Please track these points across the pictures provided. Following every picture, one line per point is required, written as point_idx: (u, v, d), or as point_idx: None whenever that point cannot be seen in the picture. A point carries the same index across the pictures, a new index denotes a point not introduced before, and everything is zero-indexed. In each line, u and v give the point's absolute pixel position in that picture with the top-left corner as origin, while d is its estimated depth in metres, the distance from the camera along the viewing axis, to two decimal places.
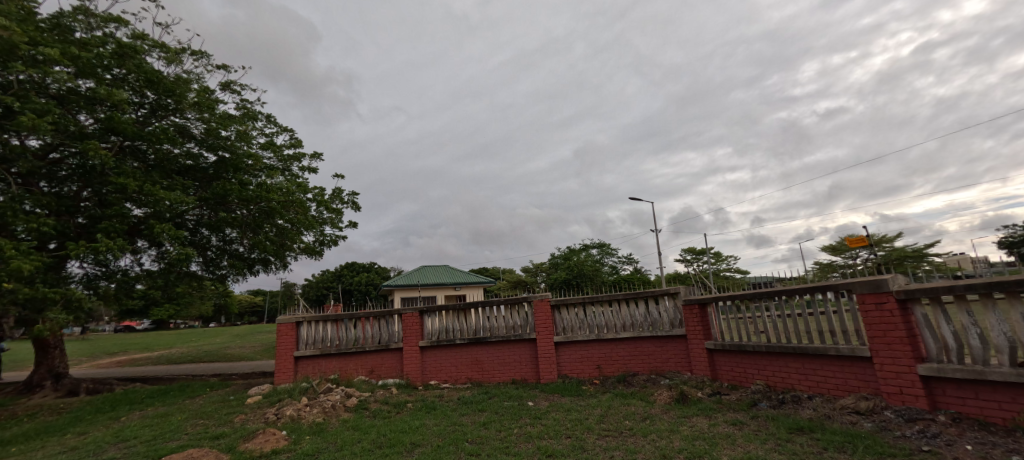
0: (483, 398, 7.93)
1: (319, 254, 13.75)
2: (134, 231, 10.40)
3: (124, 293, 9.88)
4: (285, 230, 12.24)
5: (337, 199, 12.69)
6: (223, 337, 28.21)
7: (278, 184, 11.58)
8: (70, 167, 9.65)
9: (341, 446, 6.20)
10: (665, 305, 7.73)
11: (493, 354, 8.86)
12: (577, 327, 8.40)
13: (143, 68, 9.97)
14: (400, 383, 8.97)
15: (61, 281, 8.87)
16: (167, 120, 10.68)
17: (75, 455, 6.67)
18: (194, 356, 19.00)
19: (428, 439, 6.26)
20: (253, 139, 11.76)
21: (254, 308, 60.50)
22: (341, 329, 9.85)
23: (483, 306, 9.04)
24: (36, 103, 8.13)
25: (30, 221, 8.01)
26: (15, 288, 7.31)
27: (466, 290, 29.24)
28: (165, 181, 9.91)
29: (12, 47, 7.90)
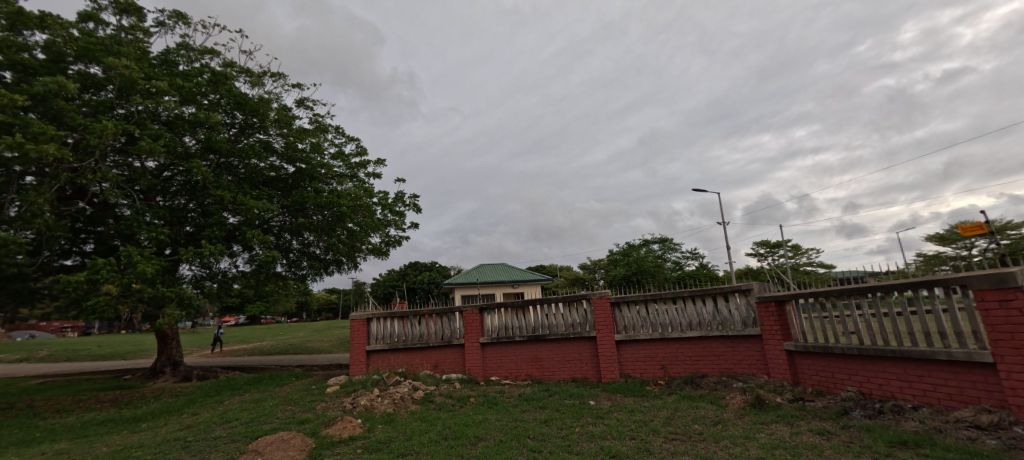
0: (544, 395, 7.84)
1: (385, 254, 14.27)
2: (230, 236, 11.29)
3: (224, 292, 10.82)
4: (355, 233, 12.83)
5: (400, 203, 13.08)
6: (305, 332, 30.37)
7: (347, 190, 12.19)
8: (180, 183, 10.68)
9: (410, 435, 6.35)
10: (736, 302, 7.21)
11: (553, 352, 8.74)
12: (639, 326, 8.06)
13: (232, 92, 10.86)
14: (463, 379, 9.11)
15: (174, 281, 9.82)
16: (253, 137, 11.53)
17: (176, 441, 7.16)
18: (283, 349, 20.49)
19: (490, 433, 6.25)
20: (325, 150, 12.45)
21: (328, 305, 64.20)
22: (406, 326, 10.14)
23: (542, 304, 8.95)
24: (152, 130, 8.98)
25: (150, 230, 8.96)
26: (142, 288, 8.23)
27: (523, 288, 29.29)
28: (254, 192, 10.70)
29: (132, 82, 8.89)
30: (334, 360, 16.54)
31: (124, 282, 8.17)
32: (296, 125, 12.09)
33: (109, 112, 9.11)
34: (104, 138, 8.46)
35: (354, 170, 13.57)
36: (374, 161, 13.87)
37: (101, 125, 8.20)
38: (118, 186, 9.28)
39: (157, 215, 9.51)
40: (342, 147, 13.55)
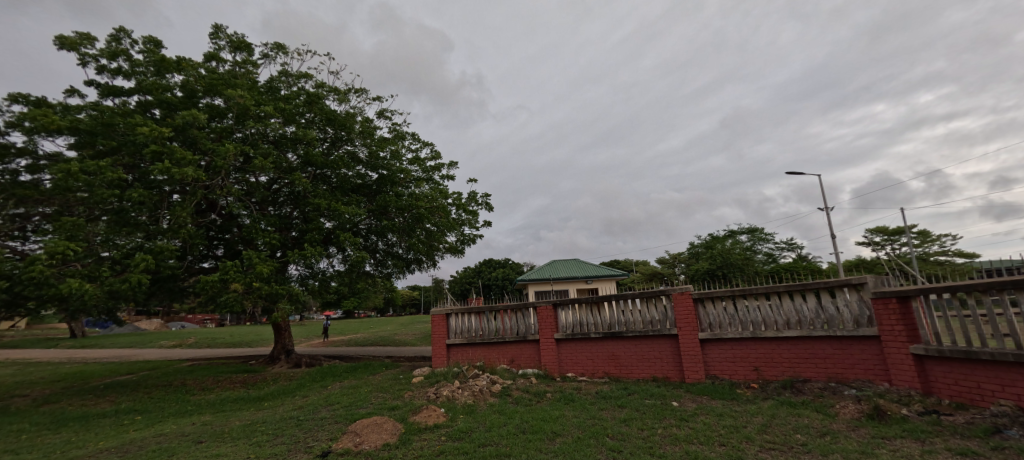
0: (623, 394, 7.51)
1: (461, 253, 14.54)
2: (328, 240, 12.60)
3: (324, 289, 12.19)
4: (433, 234, 13.57)
5: (473, 202, 13.23)
6: (392, 325, 32.42)
7: (425, 193, 13.05)
8: (286, 194, 12.30)
9: (489, 427, 6.44)
10: (844, 298, 6.40)
11: (632, 350, 8.35)
12: (727, 324, 7.44)
13: (323, 110, 12.34)
14: (539, 374, 9.03)
15: (285, 279, 11.34)
16: (343, 149, 12.83)
17: (320, 406, 10.09)
18: (375, 340, 21.78)
19: (568, 430, 6.08)
20: (405, 156, 13.36)
21: (411, 301, 67.51)
22: (483, 321, 10.25)
23: (617, 299, 8.58)
24: (262, 148, 10.93)
25: (265, 237, 10.69)
26: (262, 286, 10.04)
27: (598, 283, 28.71)
28: (345, 198, 11.97)
29: (246, 109, 11.06)
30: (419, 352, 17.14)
31: (246, 282, 10.01)
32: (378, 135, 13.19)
33: (230, 137, 11.22)
34: (227, 158, 10.61)
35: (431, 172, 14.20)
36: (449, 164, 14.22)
37: (224, 147, 10.27)
38: (239, 199, 11.24)
39: (270, 223, 11.26)
40: (418, 152, 14.07)
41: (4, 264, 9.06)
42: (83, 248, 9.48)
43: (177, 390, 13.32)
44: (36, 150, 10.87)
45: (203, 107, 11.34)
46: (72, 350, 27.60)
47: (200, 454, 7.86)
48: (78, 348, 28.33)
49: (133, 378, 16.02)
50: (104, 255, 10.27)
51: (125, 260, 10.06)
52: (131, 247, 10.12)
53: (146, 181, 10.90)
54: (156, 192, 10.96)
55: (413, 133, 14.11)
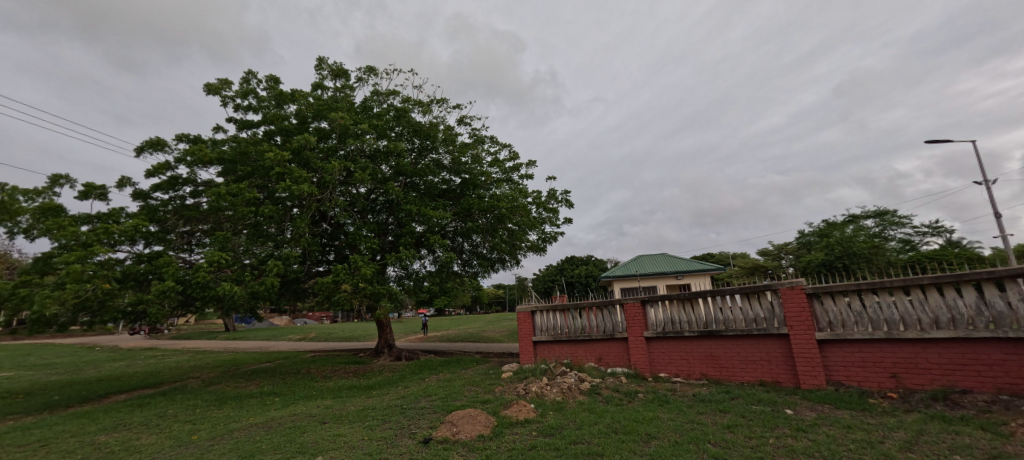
0: (725, 398, 6.93)
1: (544, 251, 14.38)
2: (419, 242, 14.34)
3: (418, 289, 13.74)
4: (515, 232, 14.39)
5: (553, 200, 13.00)
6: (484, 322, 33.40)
7: (505, 193, 13.89)
8: (382, 203, 13.81)
9: (580, 425, 6.71)
10: (1013, 292, 5.40)
11: (734, 351, 7.59)
12: (852, 322, 6.46)
13: (410, 123, 13.95)
14: (629, 374, 8.63)
15: (384, 278, 13.21)
16: (429, 157, 14.29)
17: (415, 399, 11.44)
18: (467, 336, 22.17)
19: (664, 433, 6.07)
20: (484, 160, 14.43)
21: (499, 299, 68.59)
22: (568, 318, 10.02)
23: (714, 295, 7.84)
24: (361, 163, 12.67)
25: (367, 242, 12.53)
26: (367, 286, 11.94)
27: (690, 279, 27.05)
28: (431, 204, 13.49)
29: (347, 129, 12.88)
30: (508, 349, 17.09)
31: (354, 282, 12.00)
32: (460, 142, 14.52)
33: (336, 154, 13.00)
34: (333, 174, 12.33)
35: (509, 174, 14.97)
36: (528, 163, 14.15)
37: (331, 165, 12.03)
38: (345, 209, 12.98)
39: (370, 229, 13.11)
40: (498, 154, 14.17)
41: (179, 270, 10.84)
42: (230, 257, 11.15)
43: (303, 379, 15.03)
44: (194, 179, 12.77)
45: (313, 131, 13.31)
46: (221, 341, 32.28)
47: (326, 432, 9.27)
48: (227, 339, 33.06)
49: (269, 365, 18.38)
50: (245, 262, 11.81)
51: (261, 266, 11.79)
52: (264, 255, 11.84)
53: (273, 197, 12.36)
54: (281, 206, 12.36)
55: (492, 135, 14.35)
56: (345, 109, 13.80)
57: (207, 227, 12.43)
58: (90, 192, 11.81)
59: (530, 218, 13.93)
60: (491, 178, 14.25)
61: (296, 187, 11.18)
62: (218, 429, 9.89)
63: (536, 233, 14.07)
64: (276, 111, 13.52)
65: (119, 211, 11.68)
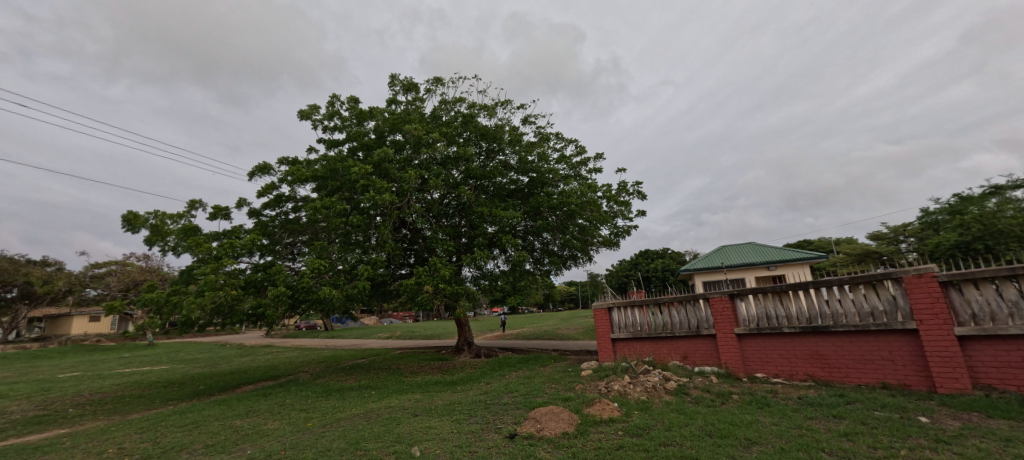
0: (838, 402, 6.17)
1: (616, 246, 13.83)
2: (491, 243, 14.59)
3: (493, 288, 13.90)
4: (586, 228, 14.02)
5: (624, 192, 12.43)
6: (559, 319, 32.99)
7: (574, 189, 13.50)
8: (454, 206, 14.22)
9: (669, 426, 6.40)
10: None
11: (845, 349, 6.72)
12: (1008, 315, 5.52)
13: (477, 127, 14.11)
14: (720, 373, 8.06)
15: (461, 279, 13.58)
16: (496, 159, 14.45)
17: (497, 395, 11.49)
18: (542, 332, 21.87)
19: (766, 438, 5.57)
20: (551, 157, 14.22)
21: (572, 295, 67.50)
22: (648, 314, 9.64)
23: (818, 287, 7.01)
24: (433, 170, 13.09)
25: (443, 245, 12.95)
26: (446, 287, 12.36)
27: (783, 271, 24.86)
28: (501, 205, 13.69)
29: (419, 140, 13.25)
30: (584, 345, 16.61)
31: (434, 283, 12.33)
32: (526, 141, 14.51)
33: (411, 164, 13.42)
34: (410, 182, 12.76)
35: (577, 169, 14.61)
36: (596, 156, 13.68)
37: (407, 174, 12.48)
38: (422, 215, 13.37)
39: (445, 233, 13.51)
40: (564, 150, 13.95)
41: (286, 277, 11.72)
42: (328, 263, 11.93)
43: (394, 374, 15.69)
44: (295, 196, 13.80)
45: (390, 144, 13.83)
46: (320, 340, 34.92)
47: (417, 424, 9.58)
48: (325, 338, 35.79)
49: (364, 361, 19.48)
50: (339, 267, 12.51)
51: (352, 271, 12.38)
52: (354, 261, 12.43)
53: (360, 208, 13.02)
54: (366, 216, 13.00)
55: (557, 132, 14.09)
56: (417, 121, 14.22)
57: (307, 239, 13.54)
58: (218, 212, 13.13)
59: (601, 213, 13.54)
60: (558, 174, 13.95)
61: (380, 197, 11.72)
62: (328, 418, 10.60)
63: (608, 228, 13.59)
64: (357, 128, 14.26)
65: (240, 228, 12.86)
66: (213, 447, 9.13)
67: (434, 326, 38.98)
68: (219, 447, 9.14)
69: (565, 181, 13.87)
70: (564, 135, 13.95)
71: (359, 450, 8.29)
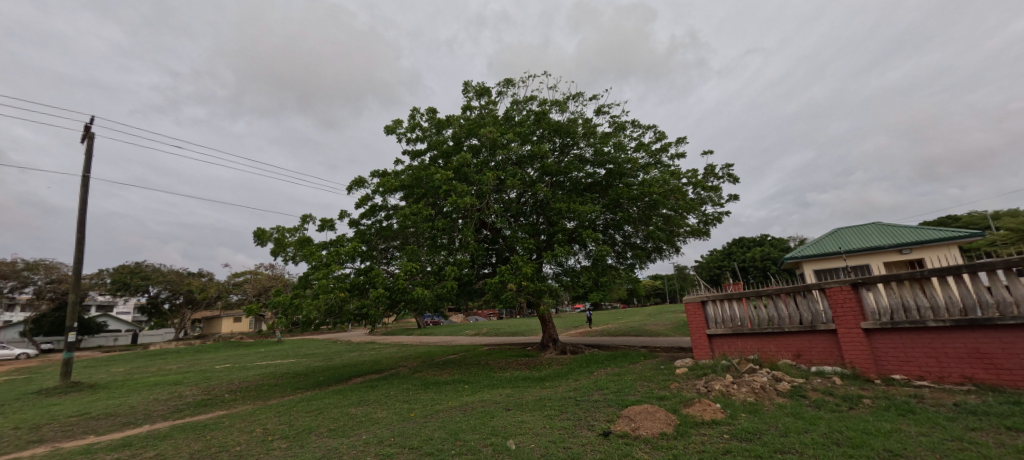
0: (1010, 412, 5.16)
1: (707, 235, 12.77)
2: (572, 238, 14.15)
3: (576, 284, 13.50)
4: (671, 218, 13.15)
5: (713, 176, 11.42)
6: (645, 315, 31.45)
7: (655, 178, 12.82)
8: (531, 205, 14.08)
9: (785, 431, 5.81)
10: None
11: (1017, 346, 5.74)
12: None
13: (550, 123, 13.77)
14: (845, 374, 7.12)
15: (542, 277, 13.27)
16: (571, 153, 14.06)
17: (588, 392, 11.06)
18: (628, 329, 20.75)
19: (913, 451, 4.86)
20: (628, 146, 13.53)
21: (657, 290, 64.24)
22: (749, 308, 9.06)
23: (977, 271, 6.06)
24: (510, 170, 13.08)
25: (523, 243, 12.75)
26: (528, 285, 12.17)
27: (921, 254, 18.60)
28: (580, 199, 13.30)
29: (496, 142, 13.12)
30: (676, 341, 15.49)
31: (518, 281, 12.23)
32: (602, 132, 13.95)
33: (487, 166, 13.45)
34: (488, 185, 12.84)
35: (658, 156, 13.72)
36: (678, 140, 12.73)
37: (486, 176, 12.54)
38: (502, 216, 13.40)
39: (524, 231, 13.37)
40: (643, 138, 13.17)
41: (384, 279, 12.12)
42: (420, 265, 12.28)
43: (484, 369, 15.86)
44: (387, 205, 14.39)
45: (466, 149, 13.92)
46: (415, 337, 36.73)
47: (509, 418, 9.46)
48: (420, 335, 37.57)
49: (455, 357, 20.02)
50: (428, 269, 12.79)
51: (441, 272, 12.67)
52: (441, 262, 12.62)
53: (444, 213, 13.39)
54: (450, 220, 13.35)
55: (634, 119, 13.40)
56: (492, 124, 14.21)
57: (399, 244, 13.79)
58: (325, 223, 14.05)
59: (688, 201, 12.60)
60: (638, 163, 13.40)
61: (460, 201, 11.90)
62: (429, 408, 10.92)
63: (696, 216, 12.56)
64: (436, 137, 14.59)
65: (343, 236, 13.59)
66: (335, 430, 9.74)
67: (520, 322, 39.25)
68: (340, 431, 9.68)
69: (645, 170, 13.31)
70: (641, 122, 13.23)
71: (457, 440, 8.35)
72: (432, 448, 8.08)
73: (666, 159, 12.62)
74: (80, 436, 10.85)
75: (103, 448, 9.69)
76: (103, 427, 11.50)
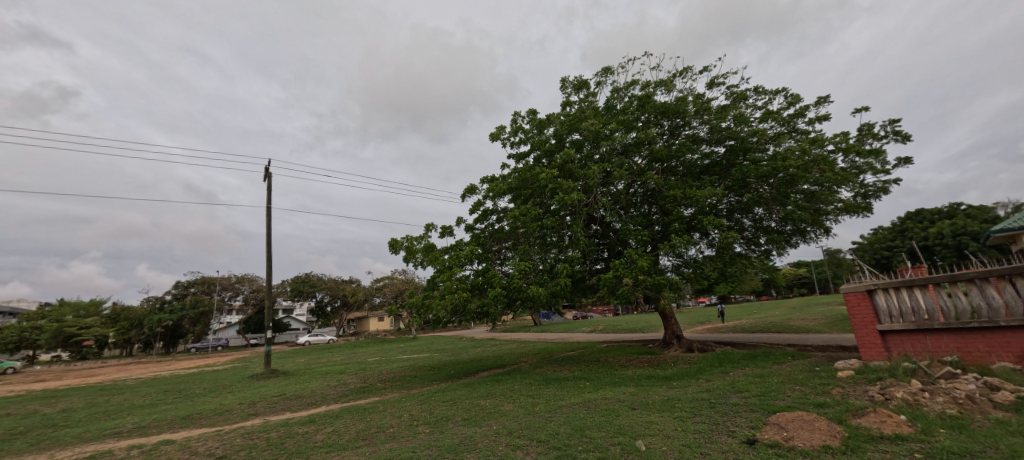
0: None
1: (867, 211, 10.55)
2: (690, 226, 12.75)
3: (700, 275, 12.04)
4: (815, 194, 11.08)
5: (870, 137, 9.36)
6: (786, 308, 27.58)
7: (790, 148, 10.96)
8: (641, 194, 12.91)
9: (1010, 454, 5.06)
10: None
11: None
12: None
13: (655, 106, 12.50)
14: None
15: (660, 270, 12.09)
16: (683, 134, 12.65)
17: (724, 394, 9.64)
18: (767, 324, 18.23)
19: None
20: (751, 118, 11.78)
21: (801, 279, 56.34)
22: (937, 298, 7.54)
23: None
24: (615, 161, 12.06)
25: (636, 235, 11.72)
26: (646, 280, 11.10)
27: None
28: (697, 182, 11.84)
29: (598, 134, 12.29)
30: (832, 339, 13.12)
31: (633, 275, 11.21)
32: (717, 106, 12.34)
33: (591, 160, 12.62)
34: (594, 178, 12.02)
35: (791, 123, 11.73)
36: (819, 101, 10.71)
37: (591, 170, 11.74)
38: (610, 209, 12.48)
39: (636, 222, 12.28)
40: (769, 105, 11.36)
41: (500, 279, 11.99)
42: (532, 263, 11.91)
43: (604, 367, 15.04)
44: (498, 208, 14.33)
45: (569, 145, 13.22)
46: (534, 334, 36.88)
47: (637, 418, 8.57)
48: (537, 332, 37.61)
49: (573, 353, 19.43)
50: (540, 267, 12.41)
51: (552, 271, 12.19)
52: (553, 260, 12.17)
53: (551, 211, 12.87)
54: (558, 217, 12.75)
55: (757, 86, 11.60)
56: (593, 116, 13.35)
57: (512, 245, 13.56)
58: (445, 231, 14.43)
59: (837, 172, 10.49)
60: (766, 135, 11.57)
61: (567, 198, 11.26)
62: (553, 403, 10.46)
63: (850, 188, 10.44)
64: (539, 137, 14.16)
65: (461, 240, 13.72)
66: (469, 419, 9.75)
67: (646, 317, 37.19)
68: (473, 420, 9.67)
69: (776, 140, 11.35)
70: (767, 87, 11.41)
71: (583, 436, 7.75)
72: (559, 442, 7.57)
73: (802, 125, 10.64)
74: (282, 412, 12.36)
75: (296, 422, 10.80)
76: (296, 405, 12.99)
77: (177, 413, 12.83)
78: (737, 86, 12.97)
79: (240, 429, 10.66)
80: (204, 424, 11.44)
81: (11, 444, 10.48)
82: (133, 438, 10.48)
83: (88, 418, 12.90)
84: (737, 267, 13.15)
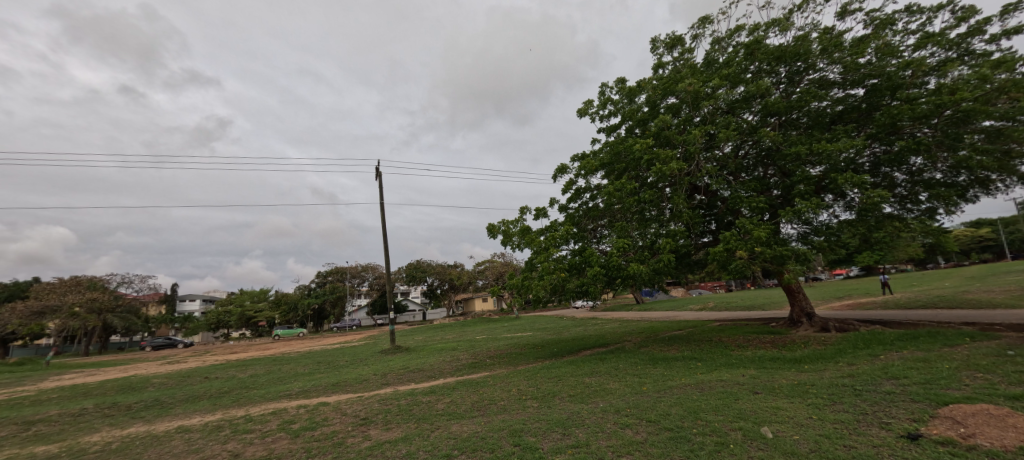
0: None
1: None
2: (821, 187, 10.81)
3: (836, 243, 10.15)
4: (999, 132, 8.68)
5: None
6: (954, 279, 22.96)
7: (961, 78, 8.69)
8: (755, 156, 11.21)
9: None
10: None
11: None
12: None
13: (768, 51, 10.68)
14: None
15: (783, 241, 10.42)
16: (807, 80, 10.66)
17: (871, 380, 7.96)
18: (929, 299, 15.12)
19: None
20: (901, 48, 9.51)
21: (977, 242, 46.57)
22: None
23: None
24: (722, 121, 10.55)
25: (749, 202, 10.14)
26: (765, 252, 9.58)
27: None
28: (828, 134, 9.91)
29: (698, 92, 10.83)
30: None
31: (749, 247, 9.73)
32: (852, 40, 10.16)
33: (691, 124, 11.17)
34: (696, 143, 10.59)
35: (962, 45, 9.26)
36: (1006, 10, 8.23)
37: (691, 134, 10.36)
38: (717, 175, 11.00)
39: (750, 188, 10.66)
40: (929, 26, 9.07)
41: (596, 258, 11.17)
42: (630, 240, 10.93)
43: (718, 347, 13.52)
44: (590, 186, 13.47)
45: (664, 110, 11.81)
46: (641, 312, 35.20)
47: (760, 403, 7.36)
48: (643, 311, 35.84)
49: (684, 332, 17.96)
50: (640, 244, 11.42)
51: (653, 247, 11.10)
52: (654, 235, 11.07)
53: (648, 184, 11.68)
54: (656, 189, 11.56)
55: (909, 4, 9.32)
56: (690, 75, 11.80)
57: (608, 222, 12.61)
58: (540, 213, 13.92)
59: None
60: (924, 65, 9.29)
61: (665, 167, 10.06)
62: (661, 384, 9.51)
63: None
64: (630, 107, 12.93)
65: (556, 220, 13.13)
66: (576, 396, 9.21)
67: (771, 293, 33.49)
68: (580, 397, 9.13)
69: (940, 70, 9.07)
70: (925, 5, 9.11)
71: (698, 419, 6.79)
72: (672, 423, 6.72)
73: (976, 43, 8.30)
74: (410, 382, 12.89)
75: (420, 392, 11.11)
76: (418, 377, 13.50)
77: (328, 380, 14.06)
78: (878, 11, 10.56)
79: (377, 395, 11.24)
80: (348, 390, 12.36)
81: (217, 399, 12.10)
82: (299, 399, 11.53)
83: (267, 381, 14.60)
84: (887, 231, 10.88)
